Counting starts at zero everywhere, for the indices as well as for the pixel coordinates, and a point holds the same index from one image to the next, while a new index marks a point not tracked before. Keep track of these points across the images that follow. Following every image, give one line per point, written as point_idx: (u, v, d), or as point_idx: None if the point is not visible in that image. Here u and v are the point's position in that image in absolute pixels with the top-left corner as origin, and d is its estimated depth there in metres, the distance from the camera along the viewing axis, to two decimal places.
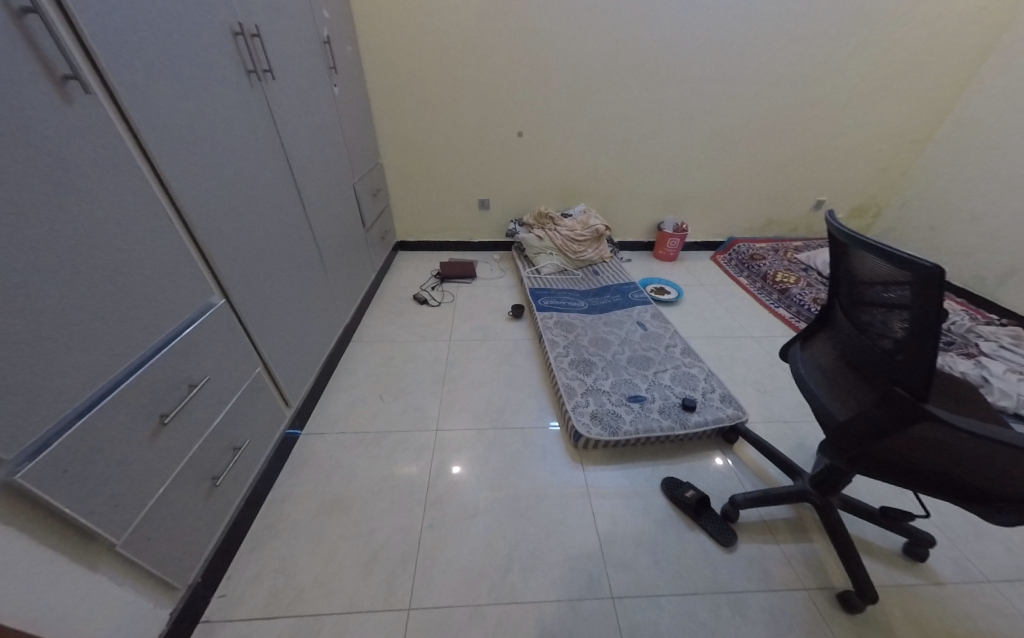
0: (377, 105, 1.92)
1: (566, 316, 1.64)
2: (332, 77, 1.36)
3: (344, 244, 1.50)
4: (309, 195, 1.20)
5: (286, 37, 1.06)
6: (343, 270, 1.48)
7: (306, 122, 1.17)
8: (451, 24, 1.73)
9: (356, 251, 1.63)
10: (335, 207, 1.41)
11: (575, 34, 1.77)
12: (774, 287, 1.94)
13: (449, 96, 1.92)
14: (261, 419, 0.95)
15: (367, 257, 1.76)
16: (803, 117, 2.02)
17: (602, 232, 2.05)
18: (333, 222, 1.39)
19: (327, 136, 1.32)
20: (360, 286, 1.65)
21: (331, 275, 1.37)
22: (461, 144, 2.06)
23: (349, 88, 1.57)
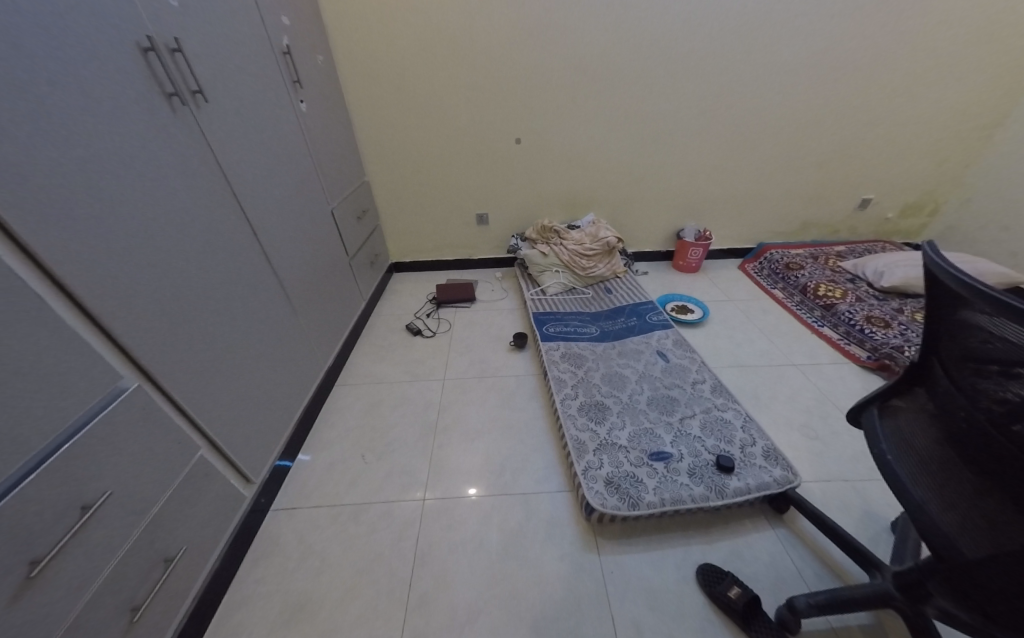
0: (359, 115, 1.76)
1: (574, 345, 1.45)
2: (297, 96, 1.21)
3: (323, 280, 1.37)
4: (273, 235, 1.06)
5: (227, 52, 0.90)
6: (322, 308, 1.35)
7: (262, 150, 1.02)
8: (436, 24, 1.55)
9: (338, 283, 1.50)
10: (309, 240, 1.26)
11: (573, 27, 1.58)
12: (816, 302, 1.74)
13: (439, 104, 1.74)
14: (205, 514, 0.79)
15: (350, 286, 1.64)
16: (841, 107, 1.80)
17: (614, 246, 1.87)
18: (307, 258, 1.24)
19: (291, 162, 1.17)
20: (345, 322, 1.53)
21: (305, 318, 1.22)
22: (455, 155, 1.88)
23: (322, 106, 1.43)
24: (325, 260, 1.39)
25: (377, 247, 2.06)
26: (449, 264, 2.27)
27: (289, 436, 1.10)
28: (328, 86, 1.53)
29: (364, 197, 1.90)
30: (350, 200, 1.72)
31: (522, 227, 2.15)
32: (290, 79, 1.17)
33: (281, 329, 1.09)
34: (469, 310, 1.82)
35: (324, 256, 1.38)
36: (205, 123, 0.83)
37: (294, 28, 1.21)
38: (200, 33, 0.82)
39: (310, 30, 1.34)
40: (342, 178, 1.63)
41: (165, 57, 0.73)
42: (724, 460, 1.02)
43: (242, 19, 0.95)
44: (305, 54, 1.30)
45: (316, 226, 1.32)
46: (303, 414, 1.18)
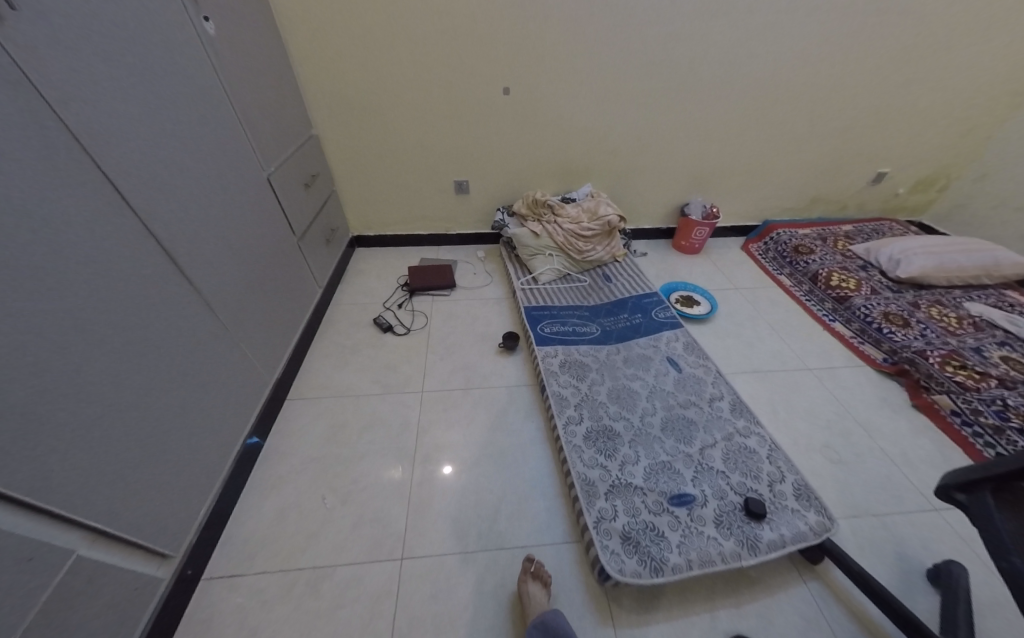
0: (303, 57, 1.42)
1: (574, 352, 1.27)
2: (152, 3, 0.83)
3: (240, 271, 1.07)
4: (129, 219, 0.76)
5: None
6: (244, 308, 1.08)
7: (80, 86, 0.68)
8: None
9: (268, 273, 1.21)
10: (200, 219, 0.94)
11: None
12: (828, 293, 1.59)
13: (402, 30, 1.37)
14: (98, 610, 0.66)
15: (292, 273, 1.36)
16: (875, 69, 1.57)
17: (614, 225, 1.64)
18: (200, 245, 0.93)
19: (148, 104, 0.82)
20: (287, 322, 1.29)
21: (211, 327, 0.94)
22: (426, 104, 1.55)
23: (220, 28, 1.06)
24: (243, 249, 1.10)
25: (334, 221, 1.75)
26: (422, 238, 2.01)
27: (218, 492, 0.92)
28: (237, 0, 1.13)
29: (312, 158, 1.56)
30: (290, 163, 1.38)
31: (507, 197, 1.86)
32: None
33: (163, 351, 0.81)
34: (450, 304, 1.63)
35: (235, 240, 1.07)
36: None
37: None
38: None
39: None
40: (271, 136, 1.28)
41: None
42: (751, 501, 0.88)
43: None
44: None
45: (214, 203, 1.00)
46: (224, 449, 0.96)
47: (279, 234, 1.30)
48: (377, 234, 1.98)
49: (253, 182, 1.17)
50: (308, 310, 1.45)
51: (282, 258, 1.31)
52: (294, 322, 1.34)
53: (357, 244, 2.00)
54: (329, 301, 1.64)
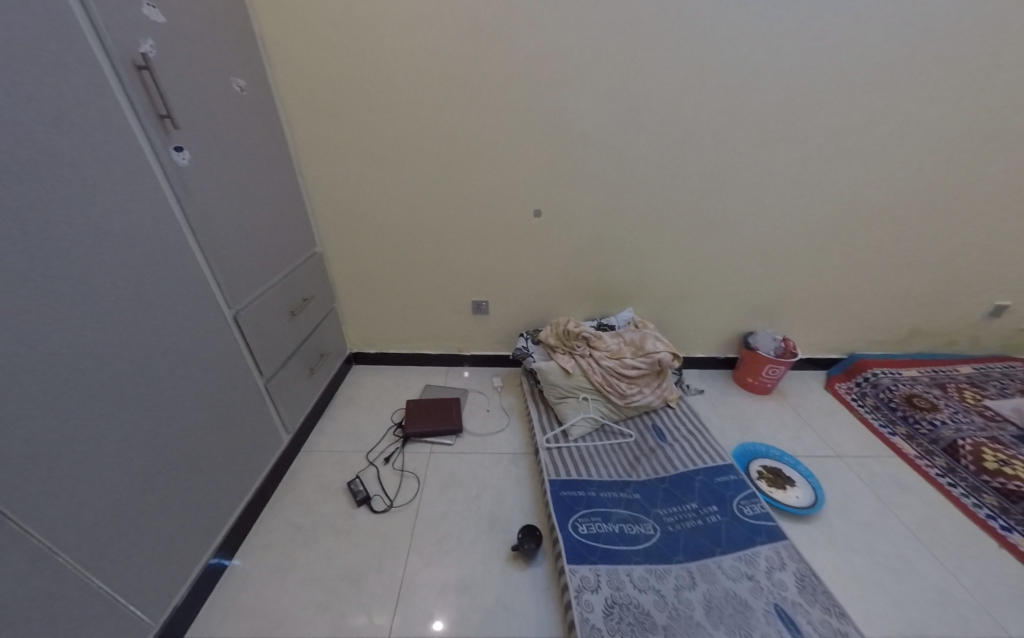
0: (312, 180, 1.29)
1: (626, 587, 0.83)
2: (84, 127, 0.64)
3: (145, 455, 0.75)
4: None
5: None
6: (127, 515, 0.73)
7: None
8: (407, 41, 1.08)
9: (202, 441, 0.89)
10: (76, 396, 0.64)
11: (596, 61, 1.09)
12: (984, 480, 1.12)
13: (417, 150, 1.23)
14: None
15: (242, 431, 1.03)
16: (987, 193, 1.28)
17: (667, 363, 1.28)
18: (61, 435, 0.62)
19: (14, 254, 0.56)
20: (212, 508, 0.93)
21: (37, 573, 0.60)
22: (439, 224, 1.37)
23: (206, 158, 0.90)
24: (166, 419, 0.80)
25: (327, 345, 1.51)
26: (427, 357, 1.72)
27: None
28: (238, 130, 1.00)
29: (307, 284, 1.34)
30: (274, 295, 1.16)
31: (531, 319, 1.58)
32: (66, 107, 0.62)
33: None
34: (450, 462, 1.26)
35: (148, 411, 0.76)
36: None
37: (108, 20, 0.67)
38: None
39: (180, 35, 0.82)
40: (255, 265, 1.07)
41: None
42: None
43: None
44: (160, 79, 0.77)
45: (126, 367, 0.72)
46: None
47: (240, 382, 1.02)
48: (376, 352, 1.71)
49: (210, 323, 0.92)
50: (259, 474, 1.11)
51: (233, 419, 1.00)
52: (231, 496, 1.00)
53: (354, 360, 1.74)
54: (297, 448, 1.32)
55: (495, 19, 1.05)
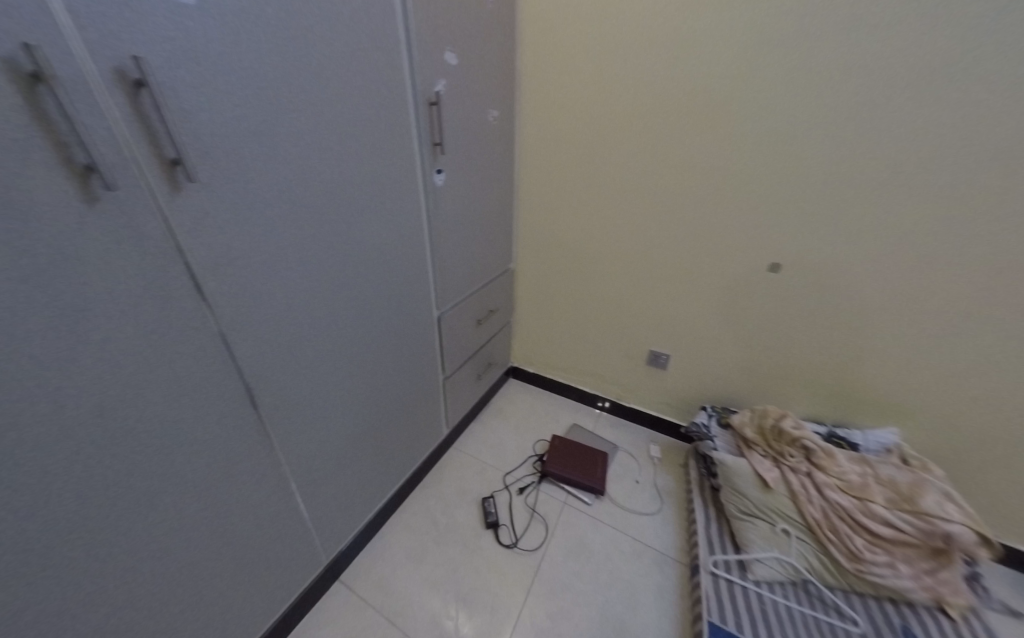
0: (524, 208, 1.44)
1: None
2: (378, 141, 0.88)
3: (346, 406, 0.95)
4: (212, 340, 0.65)
5: (182, 55, 0.55)
6: (327, 449, 0.91)
7: (229, 205, 0.64)
8: (669, 82, 1.05)
9: (381, 405, 1.08)
10: (323, 345, 0.85)
11: (898, 103, 0.86)
12: None
13: (647, 190, 1.19)
14: None
15: (411, 404, 1.22)
16: None
17: (965, 545, 0.86)
18: (314, 370, 0.85)
19: (319, 233, 0.80)
20: (377, 463, 1.11)
21: (275, 475, 0.81)
22: (630, 265, 1.32)
23: (451, 180, 1.12)
24: (369, 379, 1.01)
25: (493, 355, 1.62)
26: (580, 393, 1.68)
27: None
28: (479, 162, 1.20)
29: (493, 296, 1.47)
30: (463, 299, 1.32)
31: (714, 388, 1.34)
32: (378, 126, 0.87)
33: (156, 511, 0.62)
34: (580, 525, 1.15)
35: (362, 371, 0.97)
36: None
37: (422, 65, 0.91)
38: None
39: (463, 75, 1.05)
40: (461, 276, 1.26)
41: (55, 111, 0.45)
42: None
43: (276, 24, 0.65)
44: (441, 114, 1.01)
45: (356, 332, 0.92)
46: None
47: (423, 360, 1.22)
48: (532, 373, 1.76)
49: (411, 310, 1.11)
50: (416, 452, 1.27)
51: (409, 392, 1.19)
52: (392, 459, 1.17)
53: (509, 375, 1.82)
54: (446, 446, 1.43)
55: (775, 58, 0.93)
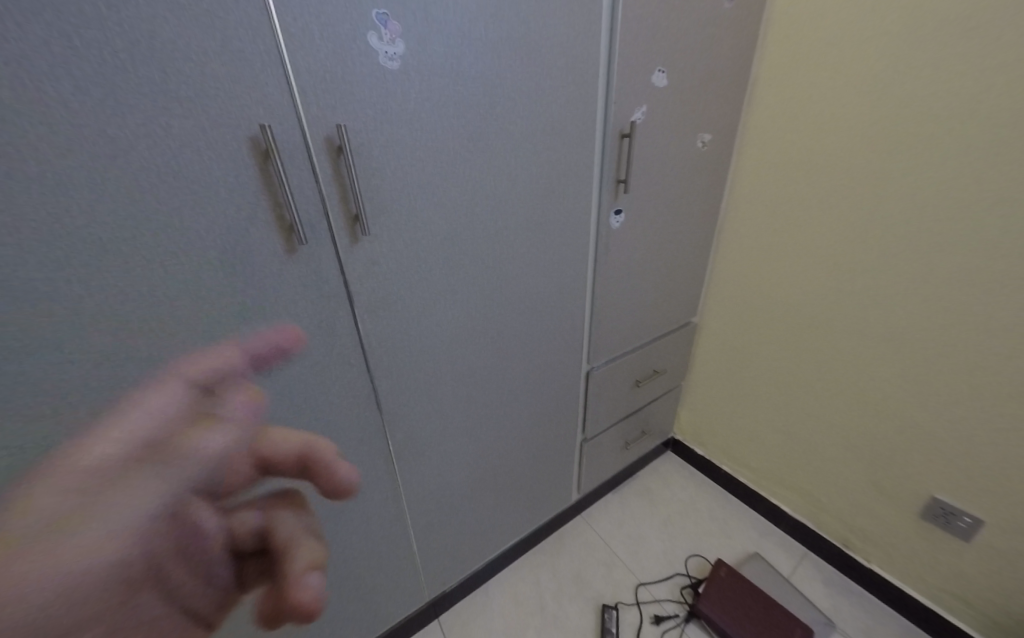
0: (726, 255, 1.23)
1: None
2: (555, 180, 0.83)
3: (485, 444, 0.97)
4: (361, 368, 0.71)
5: (382, 117, 0.60)
6: (461, 481, 0.95)
7: (394, 252, 0.68)
8: (983, 116, 0.73)
9: (517, 452, 1.05)
10: (473, 384, 0.89)
11: None
12: None
13: (912, 260, 0.87)
14: None
15: (542, 459, 1.13)
16: None
17: None
18: (459, 407, 0.88)
19: (484, 281, 0.82)
20: (496, 513, 1.06)
21: (408, 492, 0.86)
22: (881, 347, 0.95)
23: (635, 222, 0.99)
24: (511, 425, 1.00)
25: (653, 423, 1.44)
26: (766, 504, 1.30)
27: None
28: (673, 203, 1.05)
29: (664, 357, 1.33)
30: (619, 355, 1.19)
31: None
32: (557, 165, 0.82)
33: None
34: None
35: (504, 415, 0.97)
36: (238, 179, 0.52)
37: (621, 96, 0.83)
38: (306, 62, 0.51)
39: (670, 99, 0.90)
40: (630, 330, 1.14)
41: (283, 176, 0.53)
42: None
43: (472, 76, 0.66)
44: (634, 148, 0.90)
45: (503, 376, 0.93)
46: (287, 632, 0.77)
47: (561, 414, 1.12)
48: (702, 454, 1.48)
49: (558, 361, 1.03)
50: (540, 512, 1.18)
51: (544, 446, 1.11)
52: (513, 515, 1.11)
53: (671, 447, 1.60)
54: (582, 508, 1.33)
55: None
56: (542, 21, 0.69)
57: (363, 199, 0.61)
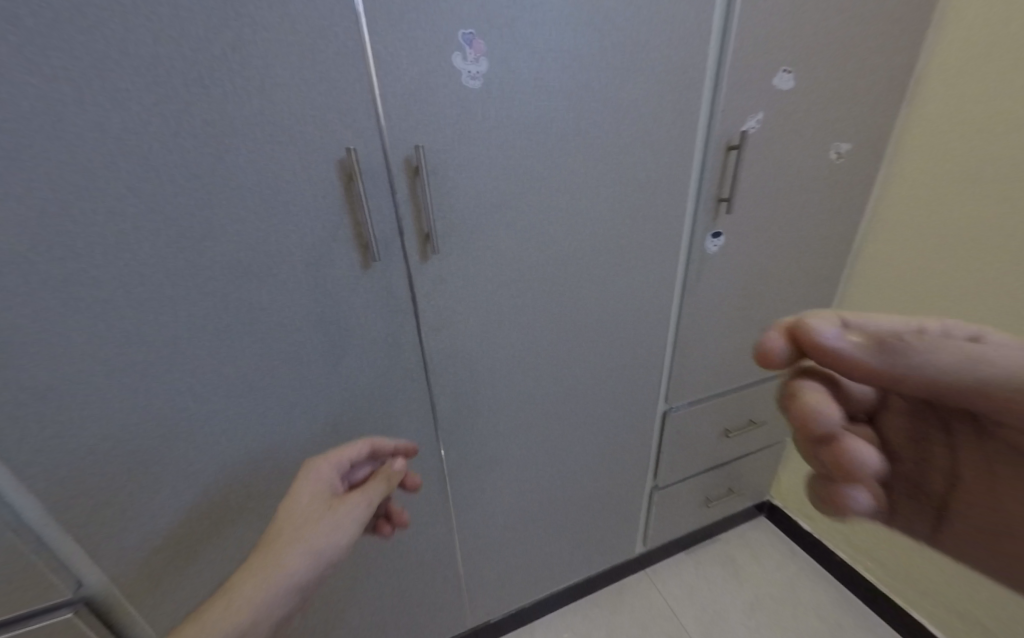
0: (872, 271, 1.06)
1: None
2: (644, 200, 0.76)
3: (544, 472, 0.92)
4: (421, 383, 0.72)
5: (460, 138, 0.59)
6: (516, 506, 0.92)
7: (463, 272, 0.67)
8: None
9: (578, 486, 0.98)
10: (536, 410, 0.85)
11: None
12: None
13: None
14: None
15: (602, 497, 1.04)
16: None
17: None
18: (519, 431, 0.85)
19: (555, 305, 0.77)
20: (550, 546, 1.00)
21: (461, 509, 0.85)
22: None
23: (736, 248, 0.87)
24: (574, 456, 0.94)
25: (742, 480, 1.26)
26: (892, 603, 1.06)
27: None
28: (787, 226, 0.90)
29: (766, 408, 1.14)
30: (705, 402, 1.04)
31: None
32: (647, 184, 0.75)
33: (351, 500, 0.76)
34: None
35: (567, 446, 0.92)
36: (325, 199, 0.55)
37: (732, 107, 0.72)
38: (393, 87, 0.53)
39: (788, 107, 0.79)
40: (722, 368, 1.00)
41: (364, 195, 0.56)
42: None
43: (558, 92, 0.62)
44: (741, 166, 0.80)
45: (569, 405, 0.88)
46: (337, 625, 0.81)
47: (630, 453, 1.02)
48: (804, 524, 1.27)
49: (628, 395, 0.94)
50: (598, 554, 1.10)
51: (609, 484, 1.02)
52: (567, 552, 1.04)
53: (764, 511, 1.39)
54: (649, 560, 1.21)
55: None
56: (643, 27, 0.62)
57: (436, 218, 0.62)
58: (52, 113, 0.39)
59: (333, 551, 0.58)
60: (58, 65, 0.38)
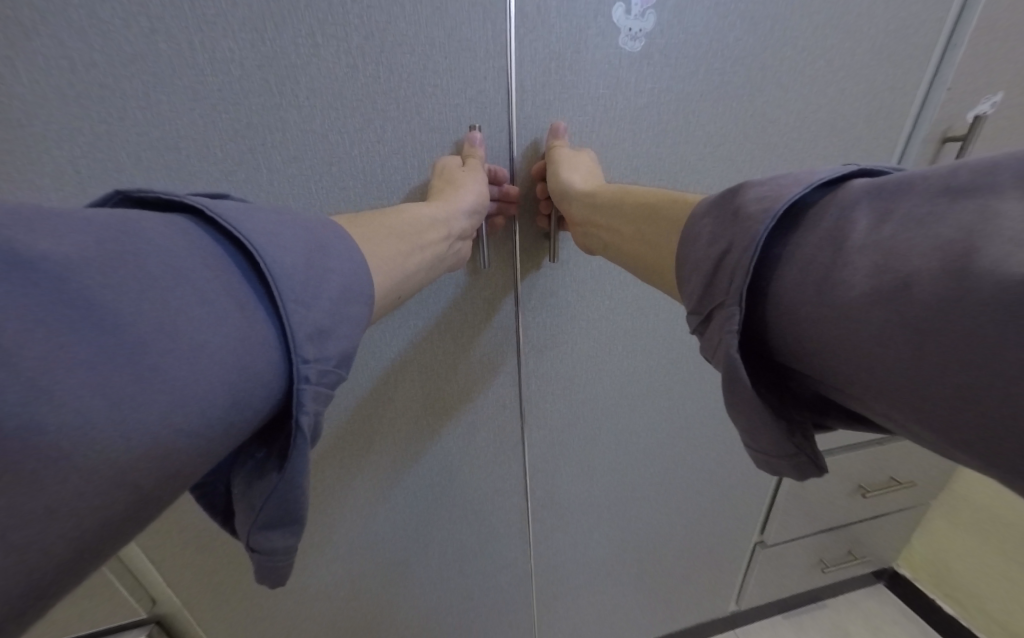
0: None
1: None
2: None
3: (634, 512, 0.81)
4: (514, 408, 0.62)
5: (604, 120, 0.46)
6: (599, 544, 0.82)
7: (580, 286, 0.55)
8: None
9: (668, 532, 0.86)
10: (635, 447, 0.73)
11: None
12: None
13: None
14: None
15: (693, 549, 0.90)
16: None
17: None
18: (613, 466, 0.74)
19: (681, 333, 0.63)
20: (626, 589, 0.91)
21: (538, 539, 0.77)
22: None
23: None
24: (669, 500, 0.82)
25: (866, 547, 1.05)
26: None
27: None
28: None
29: (914, 467, 0.93)
30: (838, 456, 0.85)
31: None
32: None
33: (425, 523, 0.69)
34: None
35: (663, 487, 0.79)
36: None
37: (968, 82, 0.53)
38: (533, 50, 0.41)
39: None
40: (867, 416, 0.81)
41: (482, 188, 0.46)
42: (786, 233, 0.24)
43: (732, 61, 0.48)
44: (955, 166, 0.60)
45: (674, 445, 0.74)
46: (399, 629, 0.79)
47: (734, 504, 0.87)
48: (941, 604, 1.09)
49: None
50: (680, 602, 0.98)
51: (704, 533, 0.89)
52: (650, 596, 0.94)
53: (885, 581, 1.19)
54: (743, 614, 1.11)
55: None
56: None
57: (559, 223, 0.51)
58: (152, 76, 0.35)
59: (466, 224, 0.43)
60: (158, 19, 0.34)
